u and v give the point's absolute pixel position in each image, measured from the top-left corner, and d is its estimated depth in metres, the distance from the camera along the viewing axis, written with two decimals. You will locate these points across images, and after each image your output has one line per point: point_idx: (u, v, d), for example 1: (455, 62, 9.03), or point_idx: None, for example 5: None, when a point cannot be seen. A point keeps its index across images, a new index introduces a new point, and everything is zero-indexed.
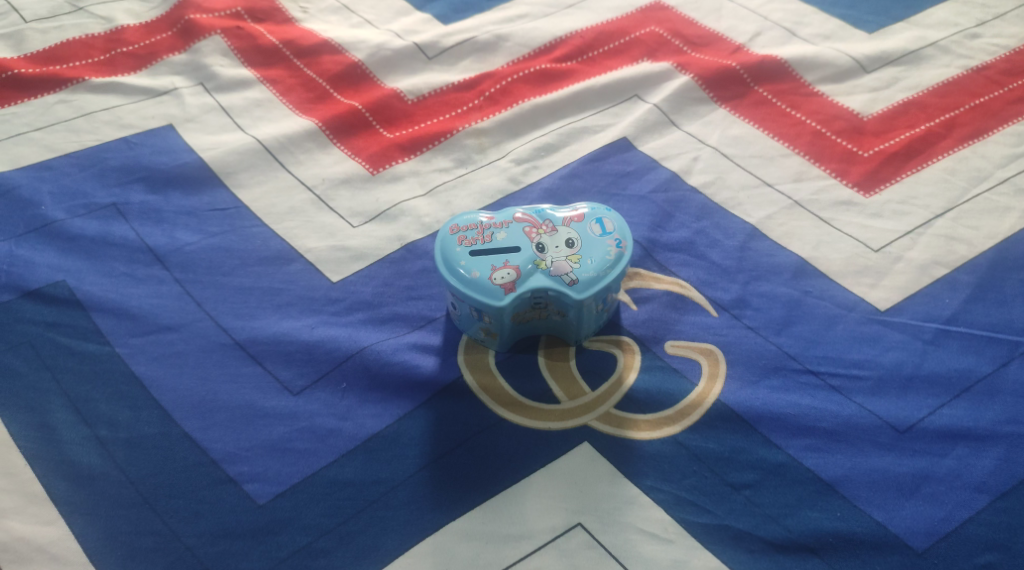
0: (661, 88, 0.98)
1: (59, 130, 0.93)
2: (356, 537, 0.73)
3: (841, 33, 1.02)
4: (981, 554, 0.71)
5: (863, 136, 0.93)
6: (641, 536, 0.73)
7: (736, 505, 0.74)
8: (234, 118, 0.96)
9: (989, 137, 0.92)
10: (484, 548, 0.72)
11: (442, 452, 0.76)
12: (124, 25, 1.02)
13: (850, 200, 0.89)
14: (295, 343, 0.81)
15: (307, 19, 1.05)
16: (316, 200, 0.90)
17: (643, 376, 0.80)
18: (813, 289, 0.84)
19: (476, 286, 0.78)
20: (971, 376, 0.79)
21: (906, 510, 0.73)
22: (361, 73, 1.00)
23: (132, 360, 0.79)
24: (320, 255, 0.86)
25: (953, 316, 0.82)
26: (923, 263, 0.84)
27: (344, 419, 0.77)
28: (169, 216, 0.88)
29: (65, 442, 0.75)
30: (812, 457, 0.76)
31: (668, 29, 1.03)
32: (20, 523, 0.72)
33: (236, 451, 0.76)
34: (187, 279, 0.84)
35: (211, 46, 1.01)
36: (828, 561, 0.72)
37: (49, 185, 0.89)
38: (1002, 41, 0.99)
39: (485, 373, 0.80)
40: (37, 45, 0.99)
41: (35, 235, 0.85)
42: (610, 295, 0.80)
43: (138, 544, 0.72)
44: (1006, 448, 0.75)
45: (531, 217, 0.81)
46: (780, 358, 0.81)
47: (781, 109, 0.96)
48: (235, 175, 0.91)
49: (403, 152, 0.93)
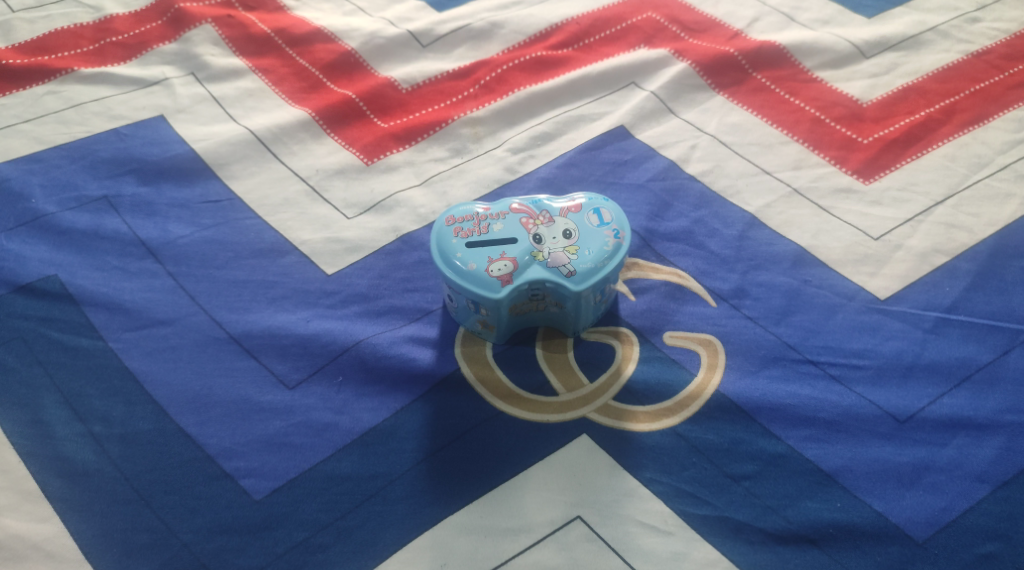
0: (658, 75, 0.97)
1: (49, 121, 0.91)
2: (354, 531, 0.72)
3: (840, 18, 1.01)
4: (983, 544, 0.71)
5: (863, 123, 0.92)
6: (641, 529, 0.72)
7: (736, 496, 0.74)
8: (226, 108, 0.95)
9: (989, 122, 0.91)
10: (482, 542, 0.72)
11: (440, 446, 0.75)
12: (113, 14, 1.00)
13: (849, 188, 0.88)
14: (291, 337, 0.80)
15: (300, 7, 1.04)
16: (310, 192, 0.89)
17: (641, 367, 0.79)
18: (813, 278, 0.83)
19: (473, 278, 0.77)
20: (971, 365, 0.78)
21: (906, 500, 0.73)
22: (354, 62, 0.99)
23: (125, 355, 0.78)
24: (314, 248, 0.85)
25: (954, 304, 0.81)
26: (923, 251, 0.83)
27: (341, 413, 0.77)
28: (161, 209, 0.87)
29: (58, 439, 0.74)
30: (812, 448, 0.75)
31: (666, 14, 1.02)
32: (15, 521, 0.71)
33: (233, 445, 0.75)
34: (181, 272, 0.83)
35: (202, 35, 0.99)
36: (827, 552, 0.71)
37: (39, 177, 0.88)
38: (1002, 25, 0.98)
39: (482, 366, 0.79)
40: (25, 35, 0.98)
41: (25, 228, 0.84)
42: (608, 286, 0.79)
43: (134, 541, 0.71)
44: (1007, 437, 0.75)
45: (528, 208, 0.80)
46: (779, 348, 0.80)
47: (780, 96, 0.95)
48: (228, 166, 0.90)
49: (397, 142, 0.92)
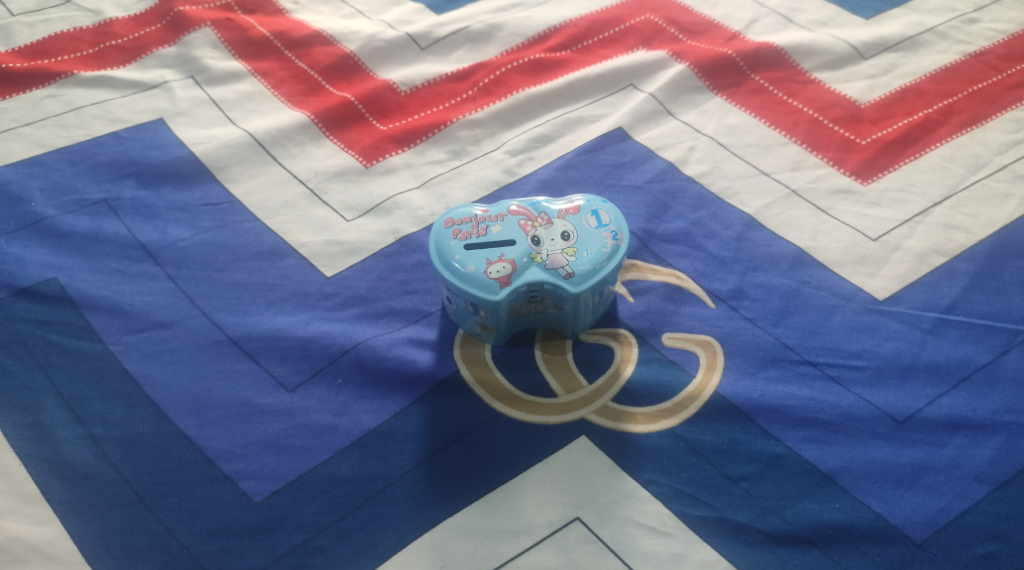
0: (656, 77, 0.97)
1: (49, 125, 0.92)
2: (354, 533, 0.72)
3: (838, 19, 1.01)
4: (982, 544, 0.71)
5: (861, 123, 0.92)
6: (640, 530, 0.73)
7: (735, 498, 0.74)
8: (226, 111, 0.95)
9: (987, 122, 0.91)
10: (481, 544, 0.72)
11: (439, 447, 0.75)
12: (113, 18, 1.01)
13: (847, 189, 0.88)
14: (290, 339, 0.80)
15: (299, 10, 1.04)
16: (309, 194, 0.89)
17: (640, 369, 0.79)
18: (812, 279, 0.83)
19: (471, 280, 0.77)
20: (969, 365, 0.78)
21: (905, 501, 0.73)
22: (353, 64, 0.99)
23: (125, 358, 0.79)
24: (314, 250, 0.85)
25: (952, 304, 0.81)
26: (922, 252, 0.84)
27: (340, 415, 0.77)
28: (161, 212, 0.87)
29: (58, 442, 0.74)
30: (811, 449, 0.75)
31: (664, 16, 1.02)
32: (15, 524, 0.71)
33: (232, 448, 0.75)
34: (181, 275, 0.83)
35: (201, 38, 0.99)
36: (826, 553, 0.72)
37: (39, 180, 0.88)
38: (1000, 25, 0.98)
39: (481, 367, 0.79)
40: (25, 39, 0.98)
41: (25, 231, 0.84)
42: (607, 287, 0.79)
43: (134, 543, 0.71)
44: (1006, 437, 0.75)
45: (526, 210, 0.80)
46: (778, 349, 0.80)
47: (778, 98, 0.95)
48: (227, 169, 0.90)
49: (396, 144, 0.92)
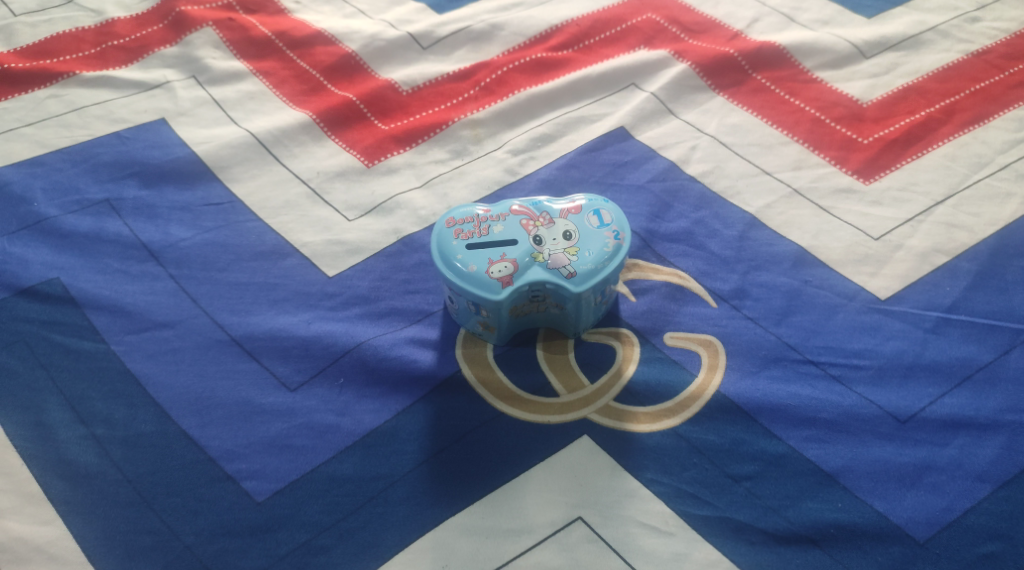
0: (658, 76, 0.97)
1: (51, 125, 0.92)
2: (356, 533, 0.72)
3: (840, 18, 1.01)
4: (984, 544, 0.71)
5: (863, 122, 0.92)
6: (642, 530, 0.73)
7: (737, 497, 0.74)
8: (227, 111, 0.95)
9: (990, 121, 0.91)
10: (483, 543, 0.72)
11: (441, 447, 0.75)
12: (115, 18, 1.01)
13: (849, 188, 0.88)
14: (292, 339, 0.80)
15: (300, 10, 1.04)
16: (310, 194, 0.89)
17: (642, 368, 0.79)
18: (814, 278, 0.83)
19: (472, 280, 0.77)
20: (971, 365, 0.78)
21: (907, 500, 0.73)
22: (354, 64, 0.99)
23: (127, 358, 0.79)
24: (315, 250, 0.85)
25: (955, 304, 0.81)
26: (924, 251, 0.84)
27: (342, 414, 0.77)
28: (163, 212, 0.87)
29: (60, 442, 0.75)
30: (813, 448, 0.75)
31: (666, 15, 1.02)
32: (17, 523, 0.71)
33: (234, 448, 0.75)
34: (183, 275, 0.83)
35: (203, 38, 0.99)
36: (828, 553, 0.72)
37: (41, 181, 0.88)
38: (1002, 24, 0.98)
39: (483, 367, 0.79)
40: (27, 40, 0.98)
41: (27, 231, 0.85)
42: (608, 287, 0.79)
43: (136, 543, 0.71)
44: (1008, 436, 0.75)
45: (528, 209, 0.80)
46: (779, 349, 0.80)
47: (780, 97, 0.95)
48: (229, 169, 0.90)
49: (398, 144, 0.92)
